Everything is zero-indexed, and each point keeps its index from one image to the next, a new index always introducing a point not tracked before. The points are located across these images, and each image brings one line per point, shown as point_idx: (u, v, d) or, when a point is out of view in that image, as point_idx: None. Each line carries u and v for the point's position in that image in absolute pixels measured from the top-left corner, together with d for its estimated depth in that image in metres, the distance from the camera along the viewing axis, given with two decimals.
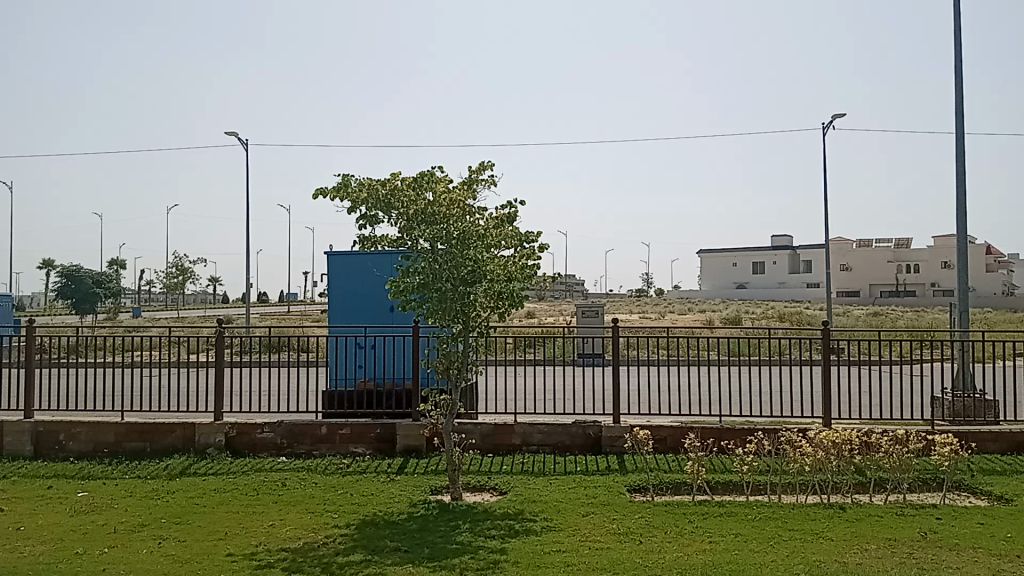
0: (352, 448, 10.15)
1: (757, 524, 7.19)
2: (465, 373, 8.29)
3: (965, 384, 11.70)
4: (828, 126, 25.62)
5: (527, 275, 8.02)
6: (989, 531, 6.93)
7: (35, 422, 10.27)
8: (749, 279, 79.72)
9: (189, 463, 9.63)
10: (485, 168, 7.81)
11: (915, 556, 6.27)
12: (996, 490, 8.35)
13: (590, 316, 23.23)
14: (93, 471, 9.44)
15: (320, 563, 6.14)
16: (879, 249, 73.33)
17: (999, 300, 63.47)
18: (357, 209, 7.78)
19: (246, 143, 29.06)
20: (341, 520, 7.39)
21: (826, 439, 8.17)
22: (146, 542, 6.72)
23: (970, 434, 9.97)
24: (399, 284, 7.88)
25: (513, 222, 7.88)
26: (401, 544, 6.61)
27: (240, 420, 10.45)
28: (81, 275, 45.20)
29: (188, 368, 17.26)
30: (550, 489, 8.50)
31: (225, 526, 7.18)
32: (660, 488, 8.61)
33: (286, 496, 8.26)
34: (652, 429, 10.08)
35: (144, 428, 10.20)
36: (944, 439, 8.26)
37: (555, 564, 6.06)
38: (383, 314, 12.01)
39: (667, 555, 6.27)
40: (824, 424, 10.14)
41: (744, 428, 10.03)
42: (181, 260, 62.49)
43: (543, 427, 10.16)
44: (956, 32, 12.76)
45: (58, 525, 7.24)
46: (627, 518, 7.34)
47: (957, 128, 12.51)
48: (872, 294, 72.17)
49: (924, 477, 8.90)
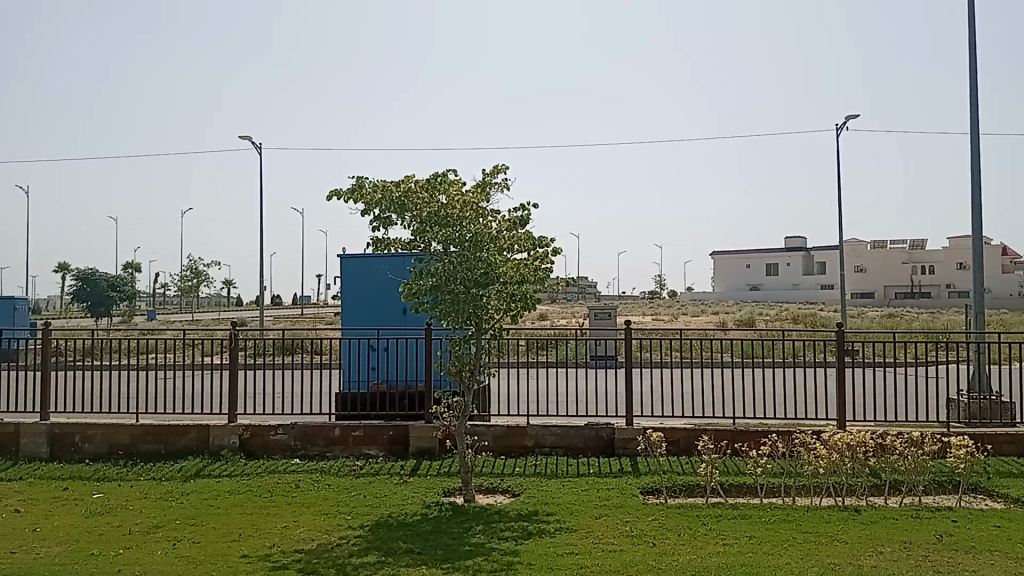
0: (366, 450, 10.17)
1: (771, 526, 7.16)
2: (478, 376, 8.29)
3: (981, 386, 11.60)
4: (842, 128, 25.36)
5: (539, 278, 8.01)
6: (1005, 534, 6.87)
7: (51, 424, 10.35)
8: (763, 281, 79.37)
9: (204, 465, 9.68)
10: (500, 170, 7.82)
11: (931, 559, 6.23)
12: (1012, 493, 8.28)
13: (602, 319, 23.18)
14: (109, 473, 9.50)
15: (334, 564, 6.17)
16: (894, 251, 72.86)
17: (1016, 301, 62.98)
18: (370, 211, 7.82)
19: (259, 146, 29.24)
20: (355, 522, 7.40)
21: (841, 441, 8.12)
22: (161, 544, 6.76)
23: (986, 436, 9.89)
24: (412, 286, 7.91)
25: (525, 225, 7.88)
26: (414, 546, 6.62)
27: (254, 422, 10.50)
28: (97, 278, 45.52)
29: (201, 370, 17.33)
30: (563, 490, 8.49)
31: (239, 528, 7.21)
32: (673, 490, 8.59)
33: (300, 497, 8.30)
34: (665, 431, 10.05)
35: (159, 430, 10.26)
36: (960, 441, 8.20)
37: (568, 566, 6.06)
38: (396, 317, 12.03)
39: (681, 557, 6.25)
40: (838, 426, 10.09)
41: (758, 430, 9.99)
42: (196, 265, 62.75)
43: (556, 430, 10.14)
44: (970, 31, 12.68)
45: (73, 526, 7.29)
46: (640, 521, 7.33)
47: (973, 127, 12.43)
48: (887, 296, 71.71)
49: (940, 479, 8.83)
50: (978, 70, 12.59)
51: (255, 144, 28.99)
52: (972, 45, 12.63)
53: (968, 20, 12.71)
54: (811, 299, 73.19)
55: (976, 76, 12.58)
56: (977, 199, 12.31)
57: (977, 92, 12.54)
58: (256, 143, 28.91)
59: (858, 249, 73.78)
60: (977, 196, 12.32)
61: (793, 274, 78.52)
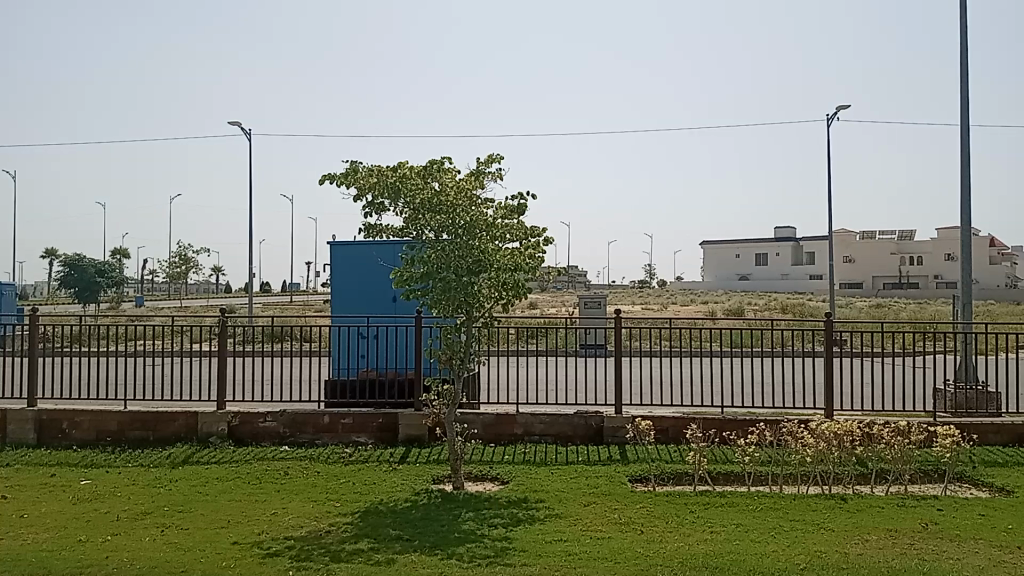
0: (355, 438, 10.15)
1: (759, 514, 7.20)
2: (468, 364, 8.30)
3: (967, 376, 11.67)
4: (830, 120, 25.60)
5: (532, 267, 8.01)
6: (990, 522, 6.94)
7: (38, 410, 10.30)
8: (753, 271, 79.62)
9: (192, 452, 9.65)
10: (495, 160, 7.81)
11: (915, 547, 6.28)
12: (998, 482, 8.36)
13: (591, 308, 23.15)
14: (97, 459, 9.46)
15: (325, 551, 6.16)
16: (883, 242, 73.16)
17: (1003, 292, 63.37)
18: (363, 197, 7.78)
19: (249, 132, 29.00)
20: (344, 508, 7.41)
21: (828, 430, 8.18)
22: (149, 530, 6.75)
23: (972, 426, 9.96)
24: (403, 274, 7.90)
25: (520, 214, 7.87)
26: (403, 533, 6.63)
27: (242, 409, 10.47)
28: (83, 265, 45.19)
29: (190, 357, 17.24)
30: (552, 478, 8.52)
31: (228, 514, 7.20)
32: (662, 478, 8.64)
33: (288, 485, 8.28)
34: (653, 420, 10.08)
35: (148, 416, 10.22)
36: (946, 430, 8.26)
37: (557, 553, 6.07)
38: (387, 304, 12.00)
39: (669, 545, 6.29)
40: (825, 416, 10.15)
41: (746, 419, 10.03)
42: (185, 251, 62.40)
43: (545, 418, 10.15)
44: (961, 24, 12.70)
45: (60, 513, 7.27)
46: (628, 509, 7.35)
47: (963, 118, 12.47)
48: (875, 287, 72.11)
49: (926, 469, 8.89)
50: (968, 62, 12.63)
51: (244, 130, 28.94)
52: (964, 37, 12.65)
53: (959, 12, 12.73)
54: (799, 289, 73.54)
55: (966, 68, 12.61)
56: (966, 191, 12.36)
57: (967, 84, 12.57)
58: (243, 129, 28.95)
59: (847, 240, 74.08)
60: (966, 187, 12.37)
61: (782, 264, 78.71)
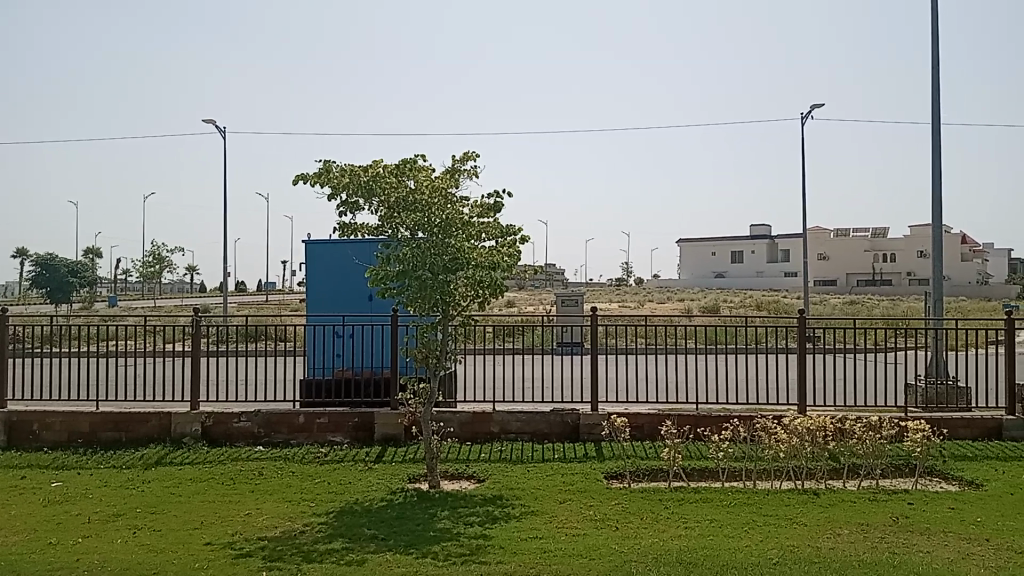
0: (330, 437, 10.11)
1: (732, 510, 7.26)
2: (444, 362, 8.26)
3: (937, 370, 11.82)
4: (808, 115, 25.86)
5: (508, 265, 8.00)
6: (959, 515, 7.04)
7: (8, 412, 10.14)
8: (729, 269, 80.28)
9: (165, 453, 9.55)
10: (470, 157, 7.80)
11: (886, 540, 6.37)
12: (967, 475, 8.50)
13: (568, 306, 23.17)
14: (67, 461, 9.34)
15: (299, 552, 6.13)
16: (857, 239, 73.99)
17: (975, 288, 64.23)
18: (337, 195, 7.74)
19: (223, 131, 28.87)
20: (319, 508, 7.37)
21: (801, 426, 8.26)
22: (121, 533, 6.67)
23: (943, 420, 10.09)
24: (378, 272, 7.86)
25: (496, 212, 7.87)
26: (378, 533, 6.61)
27: (216, 409, 10.37)
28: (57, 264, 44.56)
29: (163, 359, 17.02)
30: (528, 476, 8.53)
31: (201, 516, 7.14)
32: (637, 475, 8.70)
33: (263, 485, 8.23)
34: (629, 416, 10.14)
35: (120, 417, 10.10)
36: (917, 425, 8.35)
37: (532, 550, 6.09)
38: (362, 303, 11.96)
39: (643, 541, 6.33)
40: (799, 412, 10.25)
41: (721, 415, 10.10)
42: (158, 251, 61.60)
43: (521, 415, 10.17)
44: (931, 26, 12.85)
45: (30, 516, 7.17)
46: (603, 505, 7.38)
47: (932, 116, 12.63)
48: (850, 283, 72.83)
49: (897, 463, 9.03)
50: (936, 62, 12.78)
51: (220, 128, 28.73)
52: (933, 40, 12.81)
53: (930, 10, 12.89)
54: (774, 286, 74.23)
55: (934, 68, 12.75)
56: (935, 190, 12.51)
57: (936, 85, 12.72)
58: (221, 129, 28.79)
59: (821, 237, 74.85)
60: (935, 185, 12.52)
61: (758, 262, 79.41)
